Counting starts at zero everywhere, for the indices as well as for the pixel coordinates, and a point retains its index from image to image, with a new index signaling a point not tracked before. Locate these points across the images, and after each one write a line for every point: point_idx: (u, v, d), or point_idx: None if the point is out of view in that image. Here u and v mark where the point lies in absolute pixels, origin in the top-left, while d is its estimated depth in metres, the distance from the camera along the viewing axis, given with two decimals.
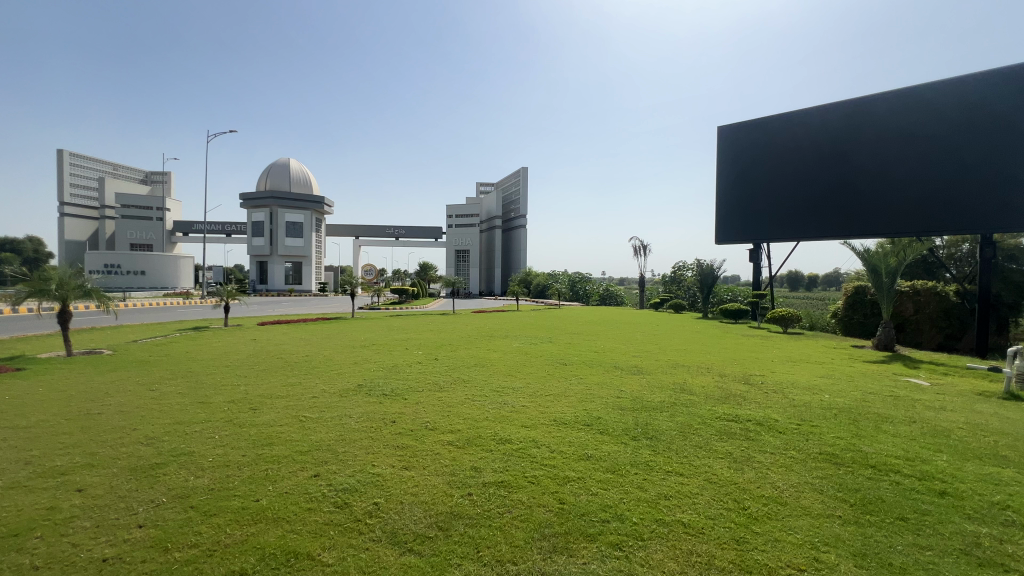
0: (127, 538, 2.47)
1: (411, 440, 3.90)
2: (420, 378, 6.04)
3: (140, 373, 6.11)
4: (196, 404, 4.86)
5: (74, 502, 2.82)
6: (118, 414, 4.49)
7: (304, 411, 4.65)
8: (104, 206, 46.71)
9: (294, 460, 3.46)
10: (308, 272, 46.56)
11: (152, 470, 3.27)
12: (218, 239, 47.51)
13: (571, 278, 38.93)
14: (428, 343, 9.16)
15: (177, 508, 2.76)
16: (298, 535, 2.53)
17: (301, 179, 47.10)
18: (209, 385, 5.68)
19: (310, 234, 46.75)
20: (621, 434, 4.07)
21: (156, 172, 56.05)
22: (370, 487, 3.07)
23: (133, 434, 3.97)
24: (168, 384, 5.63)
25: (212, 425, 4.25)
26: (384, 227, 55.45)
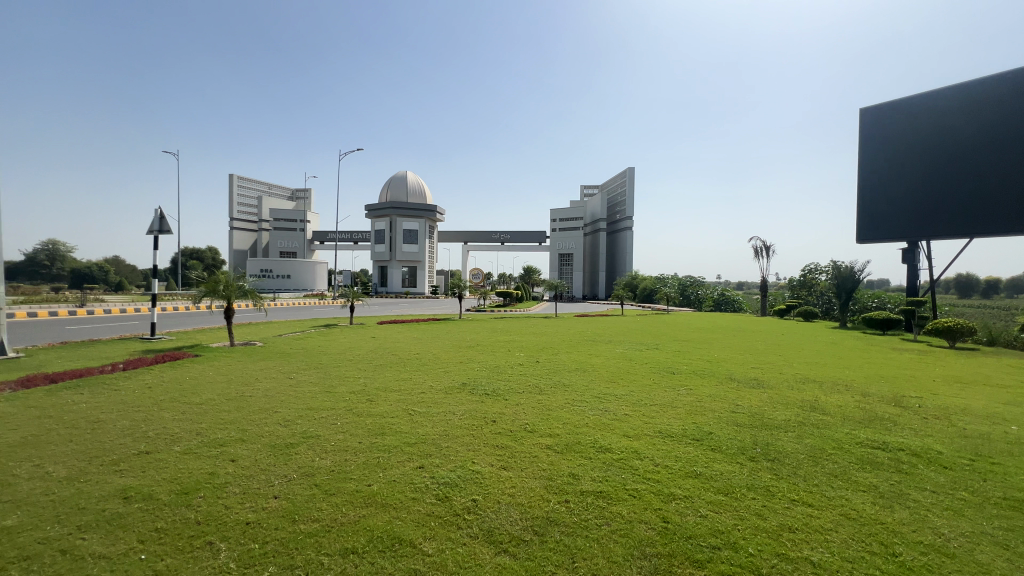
0: (265, 506, 2.83)
1: (510, 440, 3.94)
2: (520, 380, 6.12)
3: (283, 363, 7.03)
4: (325, 393, 5.45)
5: (227, 470, 3.31)
6: (264, 398, 5.20)
7: (414, 405, 4.96)
8: (262, 220, 55.03)
9: (402, 451, 3.69)
10: (422, 276, 50.08)
11: (287, 449, 3.72)
12: (347, 246, 53.23)
13: (682, 281, 36.67)
14: (531, 346, 9.24)
15: (305, 485, 3.10)
16: (403, 522, 2.68)
17: (417, 190, 50.93)
18: (336, 376, 6.34)
19: (425, 241, 50.15)
20: (737, 453, 3.68)
21: (300, 189, 64.51)
22: (470, 483, 3.15)
23: (274, 415, 4.56)
24: (304, 374, 6.40)
25: (336, 412, 4.72)
26: (490, 233, 57.61)
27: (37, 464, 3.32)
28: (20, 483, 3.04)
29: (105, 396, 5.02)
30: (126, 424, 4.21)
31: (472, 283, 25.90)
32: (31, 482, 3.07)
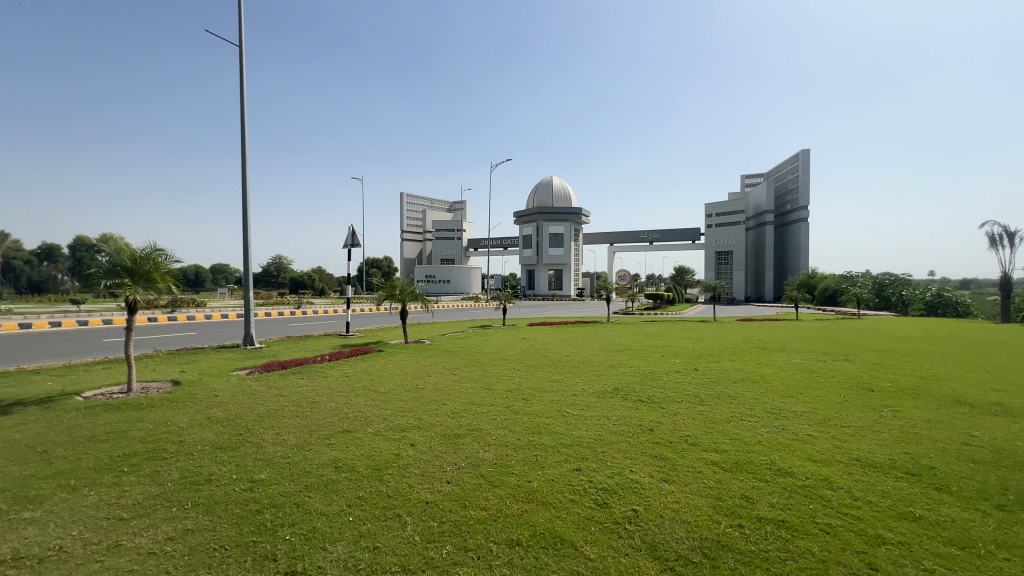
0: (441, 489, 3.14)
1: (670, 452, 3.73)
2: (678, 389, 5.75)
3: (448, 360, 7.76)
4: (485, 389, 5.85)
5: (409, 453, 3.77)
6: (435, 391, 5.81)
7: (567, 407, 5.03)
8: (427, 232, 61.87)
9: (559, 451, 3.76)
10: (568, 279, 50.63)
11: (455, 439, 4.09)
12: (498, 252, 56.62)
13: (878, 280, 30.45)
14: (687, 352, 8.62)
15: (473, 474, 3.36)
16: (563, 522, 2.72)
17: (562, 193, 51.83)
18: (494, 374, 6.76)
19: (571, 244, 50.62)
20: (976, 498, 2.90)
21: (456, 201, 70.86)
22: (629, 492, 3.06)
23: (444, 408, 5.06)
24: (466, 371, 6.97)
25: (496, 408, 5.03)
26: (638, 233, 55.64)
27: (277, 433, 4.22)
28: (267, 446, 3.89)
29: (318, 381, 6.16)
30: (333, 406, 5.09)
31: (619, 285, 25.34)
32: (274, 446, 3.90)
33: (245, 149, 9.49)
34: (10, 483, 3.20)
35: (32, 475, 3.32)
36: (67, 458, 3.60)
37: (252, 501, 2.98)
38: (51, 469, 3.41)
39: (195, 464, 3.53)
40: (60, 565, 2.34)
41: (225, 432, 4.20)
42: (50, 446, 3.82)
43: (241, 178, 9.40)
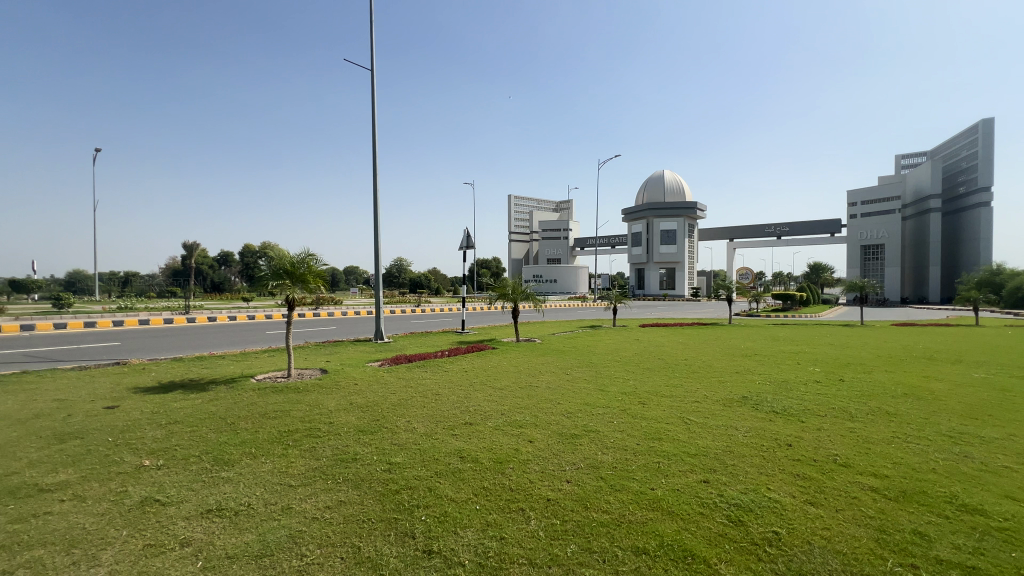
0: (562, 488, 3.17)
1: (815, 471, 3.33)
2: (819, 401, 5.11)
3: (559, 360, 7.80)
4: (599, 391, 5.77)
5: (528, 449, 3.86)
6: (548, 389, 5.88)
7: (689, 413, 4.75)
8: (534, 232, 62.98)
9: (683, 460, 3.56)
10: (681, 278, 47.81)
11: (572, 438, 4.10)
12: (606, 251, 55.55)
13: None
14: (829, 360, 7.62)
15: (592, 475, 3.34)
16: (693, 536, 2.58)
17: (675, 188, 49.19)
18: (607, 376, 6.63)
19: (684, 241, 47.77)
20: None
21: (562, 201, 70.91)
22: (767, 512, 2.79)
23: (558, 407, 5.10)
24: (578, 371, 6.95)
25: (612, 410, 4.94)
26: (762, 227, 50.66)
27: (408, 420, 4.61)
28: (400, 433, 4.27)
29: (440, 375, 6.60)
30: (454, 399, 5.42)
31: (741, 285, 23.30)
32: (406, 433, 4.27)
33: (376, 164, 10.52)
34: (210, 447, 3.92)
35: (225, 441, 4.03)
36: (247, 430, 4.31)
37: (391, 481, 3.29)
38: (238, 438, 4.11)
39: (343, 443, 4.00)
40: (249, 519, 2.81)
41: (364, 417, 4.70)
42: (236, 419, 4.61)
43: (373, 190, 10.44)
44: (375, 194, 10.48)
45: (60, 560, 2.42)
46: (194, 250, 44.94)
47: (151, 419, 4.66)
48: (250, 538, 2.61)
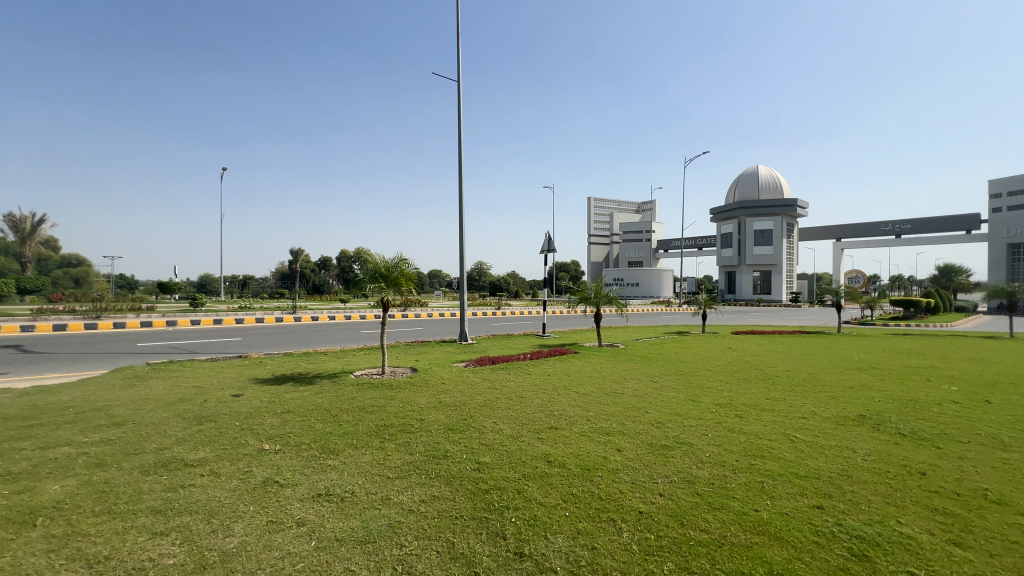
0: (654, 501, 3.04)
1: (958, 507, 2.87)
2: (958, 425, 4.42)
3: (645, 366, 7.52)
4: (690, 401, 5.47)
5: (616, 457, 3.75)
6: (635, 397, 5.68)
7: (795, 430, 4.34)
8: (614, 234, 61.65)
9: (791, 482, 3.25)
10: (778, 281, 44.05)
11: (663, 450, 3.92)
12: (692, 253, 52.82)
13: None
14: (969, 377, 6.57)
15: (687, 490, 3.17)
16: (808, 568, 2.34)
17: (771, 184, 45.54)
18: (698, 385, 6.27)
19: (782, 242, 43.98)
20: None
21: (645, 202, 68.55)
22: (899, 548, 2.46)
23: (647, 416, 4.90)
24: (666, 379, 6.65)
25: (705, 422, 4.65)
26: (877, 225, 45.21)
27: (494, 421, 4.70)
28: (487, 433, 4.36)
29: (523, 378, 6.67)
30: (539, 402, 5.43)
31: (852, 289, 20.93)
32: (492, 433, 4.35)
33: (461, 171, 10.89)
34: (318, 436, 4.28)
35: (330, 431, 4.39)
36: (349, 422, 4.65)
37: (480, 480, 3.36)
38: (341, 429, 4.45)
39: (434, 440, 4.17)
40: (353, 506, 3.02)
41: (453, 415, 4.86)
42: (338, 411, 5.00)
43: (459, 196, 10.82)
44: (461, 199, 10.86)
45: (202, 527, 2.77)
46: (299, 256, 49.65)
47: (268, 407, 5.20)
48: (355, 523, 2.81)
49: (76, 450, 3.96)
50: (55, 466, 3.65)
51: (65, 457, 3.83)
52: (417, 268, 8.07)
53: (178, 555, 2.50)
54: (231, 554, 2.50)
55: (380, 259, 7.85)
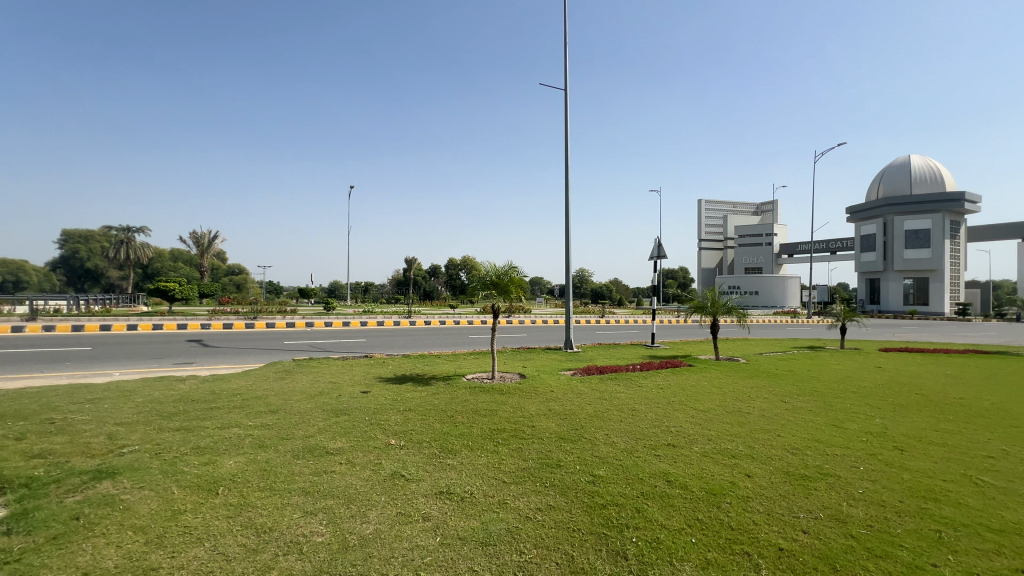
0: (796, 538, 2.71)
1: None
2: None
3: (773, 384, 6.79)
4: (832, 426, 4.82)
5: (746, 484, 3.42)
6: (763, 418, 5.15)
7: (979, 472, 3.58)
8: (729, 239, 57.20)
9: (981, 536, 2.68)
10: (939, 291, 37.22)
11: (803, 480, 3.48)
12: (823, 258, 46.95)
13: None
14: None
15: (837, 530, 2.77)
16: None
17: (928, 176, 38.87)
18: (841, 409, 5.49)
19: (943, 243, 37.17)
20: None
21: (765, 203, 62.69)
22: None
23: (780, 440, 4.40)
24: (799, 399, 5.94)
25: (854, 453, 4.05)
26: None
27: (607, 434, 4.57)
28: (600, 445, 4.25)
29: (635, 390, 6.41)
30: (652, 417, 5.17)
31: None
32: (606, 446, 4.23)
33: (569, 178, 10.87)
34: (438, 435, 4.52)
35: (448, 431, 4.61)
36: (465, 424, 4.85)
37: (596, 494, 3.28)
38: (457, 430, 4.65)
39: (546, 448, 4.16)
40: (473, 506, 3.12)
41: (564, 425, 4.82)
42: (454, 413, 5.24)
43: (566, 203, 10.80)
44: (568, 207, 10.84)
45: (342, 510, 3.06)
46: (413, 265, 53.57)
47: (392, 405, 5.63)
48: (475, 523, 2.90)
49: (244, 432, 4.66)
50: (229, 444, 4.32)
51: (236, 436, 4.52)
52: (526, 277, 8.16)
53: (325, 533, 2.78)
54: (368, 539, 2.72)
55: (492, 268, 8.07)
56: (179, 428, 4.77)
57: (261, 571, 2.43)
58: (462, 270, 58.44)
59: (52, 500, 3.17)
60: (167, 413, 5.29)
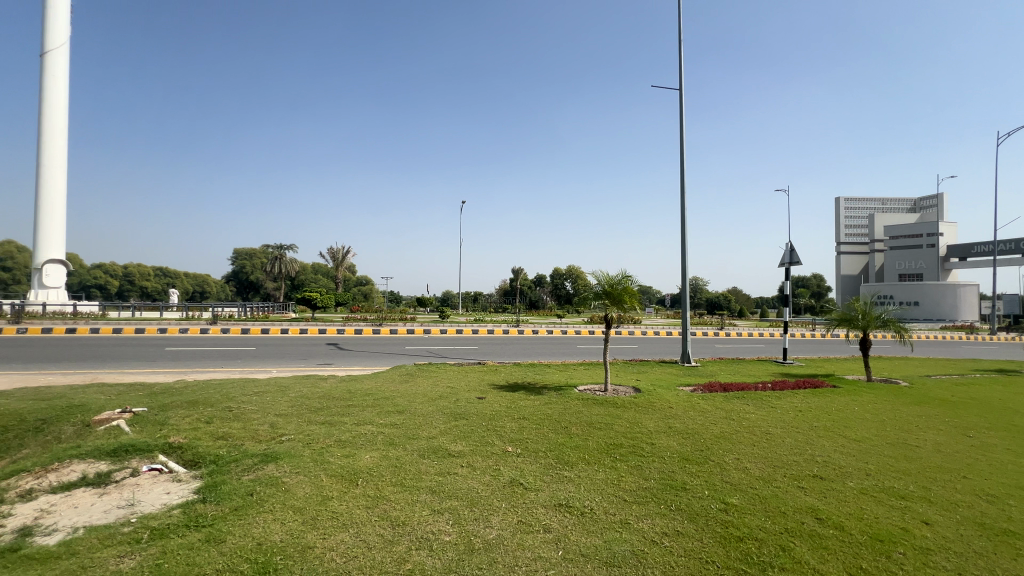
0: None
1: None
2: None
3: (950, 414, 5.65)
4: None
5: (925, 533, 2.86)
6: (940, 454, 4.30)
7: None
8: (876, 241, 49.52)
9: None
10: None
11: (1009, 538, 2.81)
12: (1010, 261, 38.40)
13: None
14: None
15: None
16: None
17: None
18: None
19: None
20: None
21: (924, 198, 53.32)
22: None
23: (967, 483, 3.63)
24: (990, 435, 4.86)
25: None
26: None
27: (738, 458, 4.16)
28: (731, 470, 3.88)
29: (767, 411, 5.78)
30: (792, 443, 4.60)
31: None
32: (738, 471, 3.85)
33: (685, 182, 10.32)
34: (553, 446, 4.50)
35: (563, 443, 4.57)
36: (579, 436, 4.78)
37: (731, 525, 2.98)
38: (572, 442, 4.59)
39: (668, 468, 3.91)
40: (594, 523, 3.02)
41: (687, 444, 4.50)
42: (568, 424, 5.19)
43: (682, 208, 10.25)
44: (684, 211, 10.26)
45: (466, 513, 3.17)
46: (520, 275, 54.81)
47: (506, 412, 5.76)
48: (598, 541, 2.80)
49: (376, 429, 5.09)
50: (365, 439, 4.75)
51: (370, 433, 4.96)
52: (641, 285, 7.86)
53: (452, 533, 2.90)
54: (492, 545, 2.77)
55: (605, 278, 7.87)
56: (324, 422, 5.37)
57: (397, 562, 2.60)
58: (568, 280, 58.33)
59: (232, 477, 3.76)
60: (314, 408, 6.01)
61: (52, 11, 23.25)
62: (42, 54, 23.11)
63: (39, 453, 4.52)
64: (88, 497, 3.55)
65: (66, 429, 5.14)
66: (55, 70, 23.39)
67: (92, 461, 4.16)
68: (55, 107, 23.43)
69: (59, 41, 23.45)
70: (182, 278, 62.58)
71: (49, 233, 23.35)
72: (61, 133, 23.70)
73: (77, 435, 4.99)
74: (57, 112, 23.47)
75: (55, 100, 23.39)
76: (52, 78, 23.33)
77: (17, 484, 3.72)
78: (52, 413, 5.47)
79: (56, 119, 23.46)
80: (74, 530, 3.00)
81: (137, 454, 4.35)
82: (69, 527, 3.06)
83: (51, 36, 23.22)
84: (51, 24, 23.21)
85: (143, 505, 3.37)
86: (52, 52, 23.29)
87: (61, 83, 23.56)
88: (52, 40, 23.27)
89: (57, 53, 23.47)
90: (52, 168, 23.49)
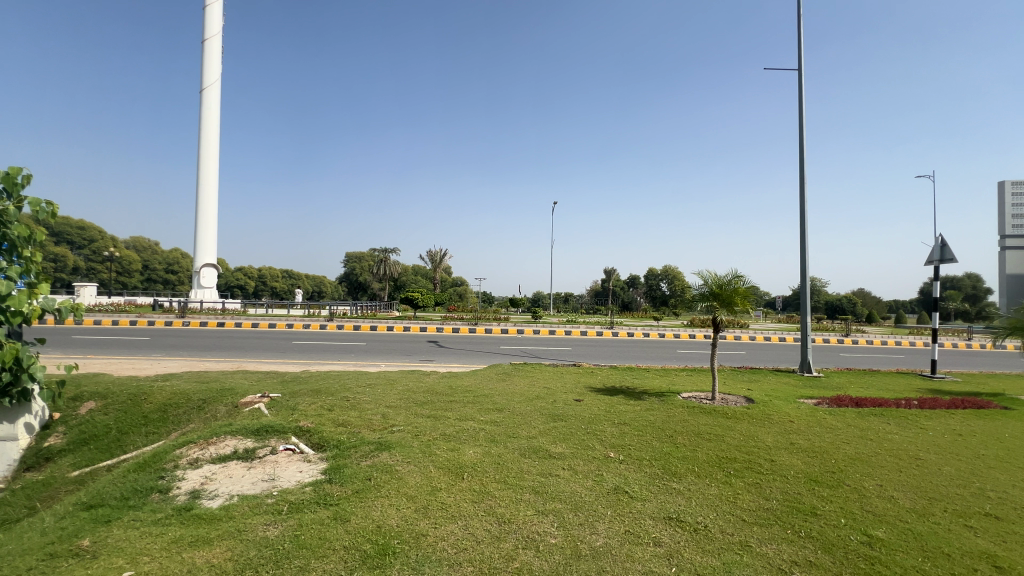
0: None
1: None
2: None
3: None
4: None
5: None
6: None
7: None
8: None
9: None
10: None
11: None
12: None
13: None
14: None
15: None
16: None
17: None
18: None
19: None
20: None
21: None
22: None
23: None
24: None
25: None
26: None
27: (880, 484, 3.62)
28: (872, 498, 3.39)
29: (914, 433, 4.97)
30: (951, 472, 3.90)
31: None
32: (881, 500, 3.35)
33: (804, 172, 9.30)
34: (659, 454, 4.30)
35: (669, 452, 4.34)
36: (687, 446, 4.50)
37: (877, 561, 2.60)
38: (679, 452, 4.34)
39: (793, 489, 3.53)
40: (709, 541, 2.81)
41: (815, 464, 4.02)
42: (673, 432, 4.92)
43: (801, 202, 9.24)
44: (803, 205, 9.27)
45: (571, 517, 3.13)
46: (612, 276, 53.40)
47: (606, 416, 5.61)
48: (715, 562, 2.60)
49: (478, 426, 5.25)
50: (467, 435, 4.92)
51: (472, 429, 5.12)
52: (755, 285, 7.20)
53: (558, 536, 2.87)
54: (600, 553, 2.70)
55: (712, 278, 7.35)
56: (429, 415, 5.67)
57: (505, 559, 2.63)
58: (664, 281, 55.60)
59: (353, 461, 4.11)
60: (420, 401, 6.36)
61: (208, 54, 27.39)
62: (201, 91, 27.34)
63: (201, 428, 5.32)
64: (239, 469, 4.10)
65: (220, 408, 6.00)
66: (210, 103, 27.52)
67: (242, 438, 4.80)
68: (209, 134, 27.56)
69: (213, 77, 27.58)
70: (304, 280, 70.27)
71: (206, 242, 27.51)
72: (214, 156, 27.83)
73: (228, 414, 5.80)
74: (210, 138, 27.57)
75: (210, 128, 27.55)
76: (208, 110, 27.50)
77: (186, 453, 4.41)
78: (210, 394, 6.43)
79: (210, 145, 27.60)
80: (230, 497, 3.47)
81: (275, 434, 4.92)
82: (227, 494, 3.55)
83: (207, 75, 27.37)
84: (207, 64, 27.38)
85: (281, 480, 3.80)
86: (207, 88, 27.45)
87: (214, 113, 27.65)
88: (207, 78, 27.42)
89: (211, 89, 27.60)
90: (208, 186, 27.77)
